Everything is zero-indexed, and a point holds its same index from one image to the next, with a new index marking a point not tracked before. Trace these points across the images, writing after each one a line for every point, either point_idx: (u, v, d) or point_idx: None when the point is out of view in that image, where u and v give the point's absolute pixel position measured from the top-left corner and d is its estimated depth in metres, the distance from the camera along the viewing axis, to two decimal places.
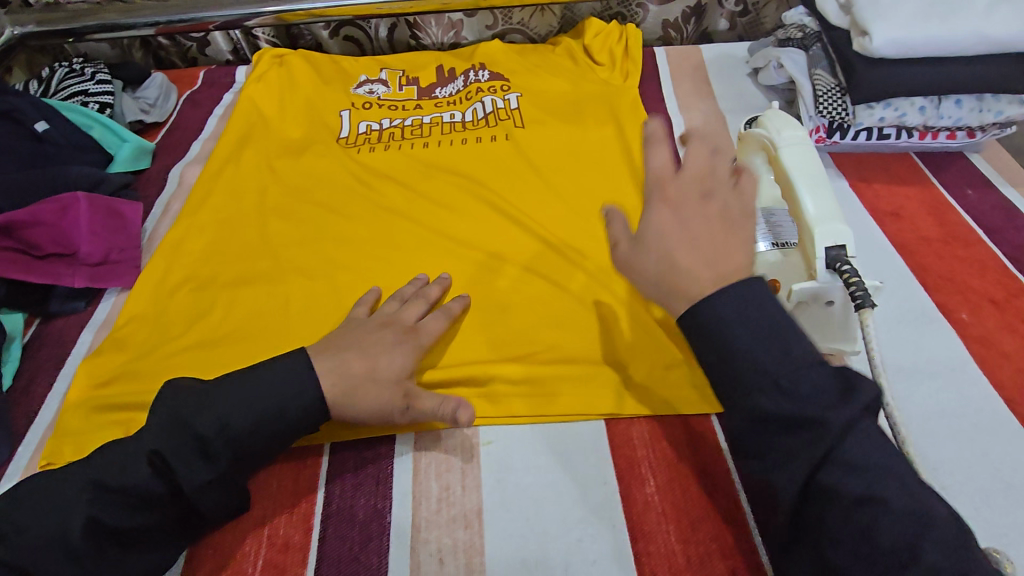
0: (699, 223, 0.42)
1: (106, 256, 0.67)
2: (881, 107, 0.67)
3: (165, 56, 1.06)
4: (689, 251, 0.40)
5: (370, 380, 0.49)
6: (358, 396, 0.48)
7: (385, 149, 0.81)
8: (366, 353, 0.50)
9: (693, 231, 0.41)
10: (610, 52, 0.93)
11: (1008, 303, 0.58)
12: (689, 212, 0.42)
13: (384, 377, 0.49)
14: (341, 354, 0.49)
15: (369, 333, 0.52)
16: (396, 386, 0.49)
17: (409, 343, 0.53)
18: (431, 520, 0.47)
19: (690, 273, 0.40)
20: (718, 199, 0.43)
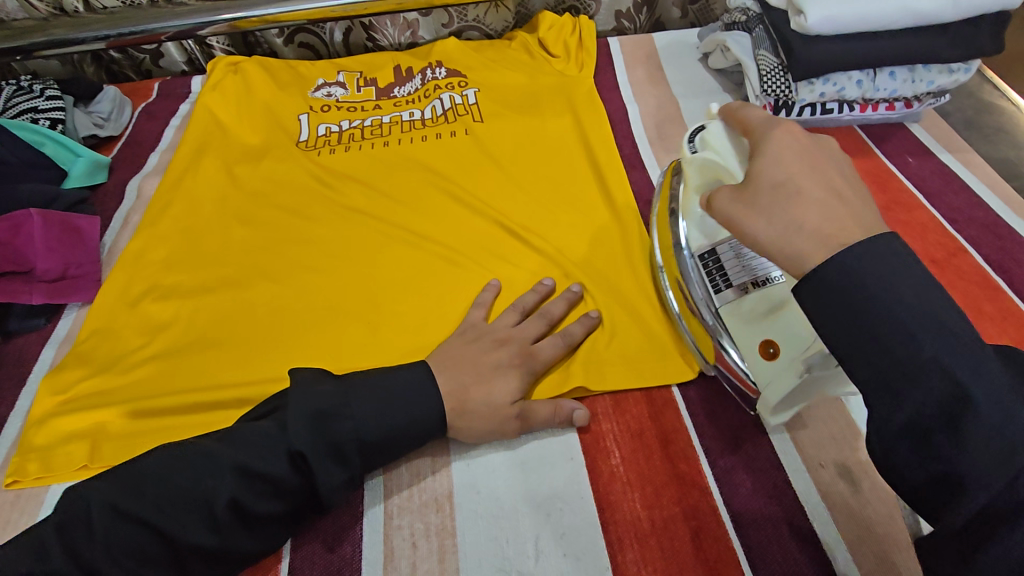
0: (834, 181, 0.37)
1: (65, 271, 0.66)
2: (820, 83, 0.69)
3: (118, 71, 1.05)
4: (814, 194, 0.36)
5: (489, 409, 0.49)
6: (472, 418, 0.48)
7: (345, 151, 0.82)
8: (483, 377, 0.50)
9: (827, 183, 0.37)
10: (565, 44, 0.95)
11: (948, 262, 0.61)
12: (824, 168, 0.38)
13: (502, 405, 0.49)
14: (458, 376, 0.49)
15: (485, 352, 0.52)
16: (513, 412, 0.49)
17: (525, 368, 0.52)
18: (403, 506, 0.48)
19: (815, 211, 0.36)
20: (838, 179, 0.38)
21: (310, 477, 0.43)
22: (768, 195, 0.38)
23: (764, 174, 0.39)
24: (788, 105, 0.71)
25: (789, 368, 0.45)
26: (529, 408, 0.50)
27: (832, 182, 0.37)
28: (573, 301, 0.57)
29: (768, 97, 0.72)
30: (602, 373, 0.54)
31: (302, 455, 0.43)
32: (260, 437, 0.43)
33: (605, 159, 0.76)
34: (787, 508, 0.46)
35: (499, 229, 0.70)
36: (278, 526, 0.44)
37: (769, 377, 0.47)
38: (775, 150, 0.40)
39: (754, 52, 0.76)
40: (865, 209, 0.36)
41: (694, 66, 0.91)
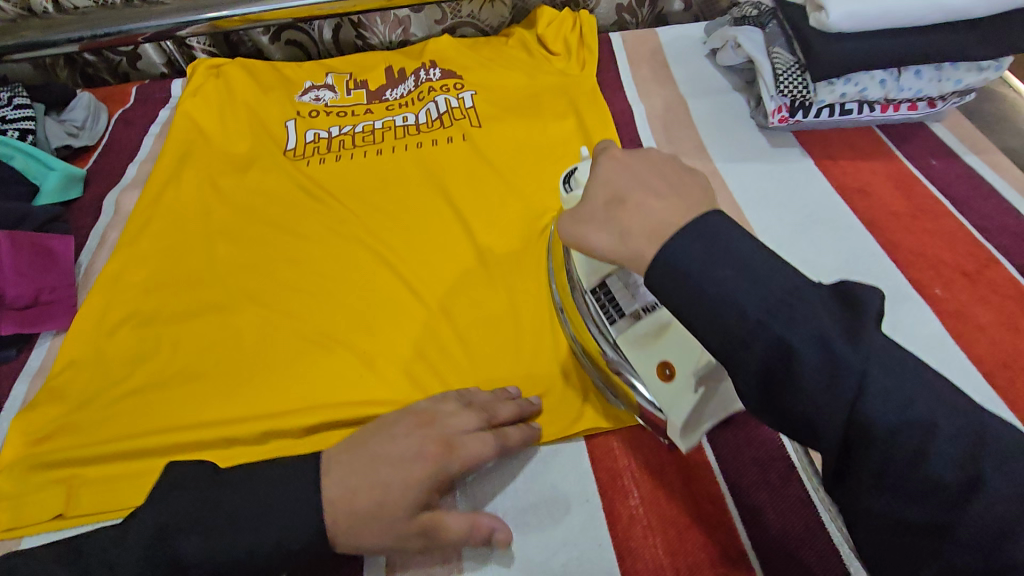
0: (654, 181, 0.39)
1: (36, 297, 0.61)
2: (842, 83, 0.66)
3: (93, 74, 0.99)
4: (639, 197, 0.38)
5: (381, 523, 0.40)
6: (365, 530, 0.40)
7: (336, 159, 0.77)
8: (384, 480, 0.40)
9: (646, 186, 0.39)
10: (565, 41, 0.90)
11: (980, 274, 0.58)
12: (647, 173, 0.40)
13: (397, 518, 0.40)
14: (348, 479, 0.40)
15: (400, 445, 0.42)
16: (413, 526, 0.40)
17: (443, 476, 0.42)
18: (405, 557, 0.44)
19: (640, 215, 0.37)
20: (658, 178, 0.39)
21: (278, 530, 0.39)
22: (599, 213, 0.40)
23: (595, 197, 0.41)
24: (805, 106, 0.68)
25: (683, 389, 0.43)
26: (440, 528, 0.41)
27: (658, 182, 0.39)
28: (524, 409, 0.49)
29: (784, 97, 0.68)
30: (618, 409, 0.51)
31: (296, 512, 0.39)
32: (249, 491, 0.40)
33: None
34: (824, 554, 0.43)
35: (503, 247, 0.66)
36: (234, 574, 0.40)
37: (668, 400, 0.43)
38: (605, 170, 0.41)
39: (768, 50, 0.71)
40: (690, 193, 0.37)
41: (701, 62, 0.87)
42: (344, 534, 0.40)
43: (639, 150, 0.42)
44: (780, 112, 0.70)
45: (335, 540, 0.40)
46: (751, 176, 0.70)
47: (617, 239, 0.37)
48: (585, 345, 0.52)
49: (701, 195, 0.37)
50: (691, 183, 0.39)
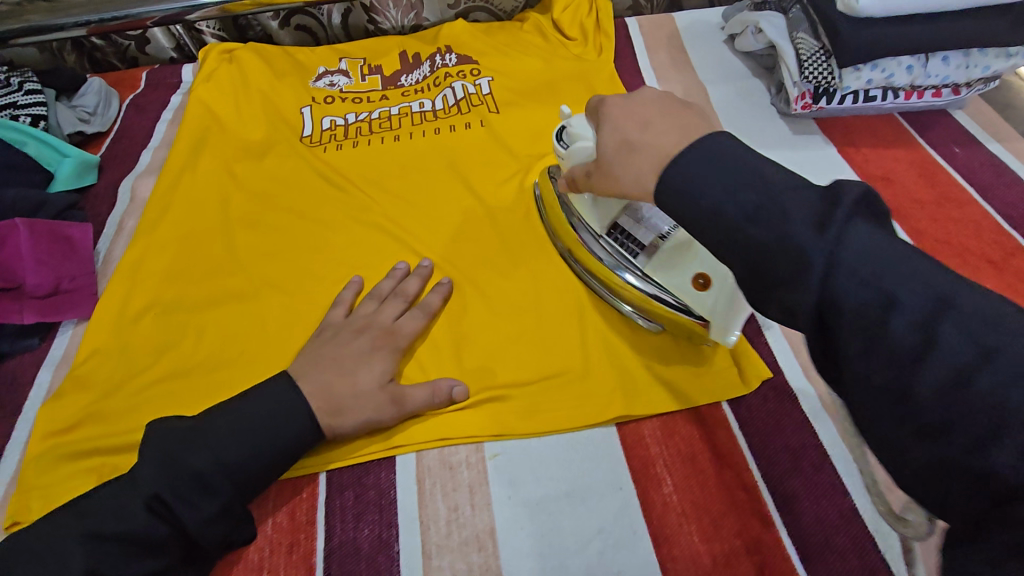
0: (659, 115, 0.40)
1: (57, 286, 0.61)
2: (868, 69, 0.65)
3: (101, 58, 0.97)
4: (648, 131, 0.39)
5: (359, 398, 0.48)
6: (346, 413, 0.47)
7: (353, 146, 0.77)
8: (348, 366, 0.49)
9: (651, 120, 0.40)
10: (581, 26, 0.89)
11: (1006, 263, 0.58)
12: (648, 116, 0.40)
13: (369, 392, 0.48)
14: (320, 374, 0.48)
15: (346, 343, 0.51)
16: (384, 395, 0.49)
17: (389, 347, 0.52)
18: (442, 545, 0.45)
19: (651, 148, 0.38)
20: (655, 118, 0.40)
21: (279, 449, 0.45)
22: (613, 159, 0.41)
23: (608, 147, 0.42)
24: (830, 92, 0.68)
25: (722, 290, 0.48)
26: (404, 392, 0.49)
27: (662, 115, 0.40)
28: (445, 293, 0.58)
29: (808, 83, 0.68)
30: (657, 395, 0.51)
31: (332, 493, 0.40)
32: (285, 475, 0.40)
33: None
34: (856, 540, 0.43)
35: (527, 233, 0.66)
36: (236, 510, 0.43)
37: (707, 306, 0.48)
38: (608, 118, 0.43)
39: (791, 35, 0.71)
40: (695, 119, 0.39)
41: (719, 47, 0.86)
42: (332, 420, 0.47)
43: (635, 94, 0.44)
44: (803, 99, 0.69)
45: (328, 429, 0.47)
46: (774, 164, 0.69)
47: (635, 178, 0.39)
48: (606, 280, 0.56)
49: (705, 120, 0.39)
50: (692, 110, 0.40)
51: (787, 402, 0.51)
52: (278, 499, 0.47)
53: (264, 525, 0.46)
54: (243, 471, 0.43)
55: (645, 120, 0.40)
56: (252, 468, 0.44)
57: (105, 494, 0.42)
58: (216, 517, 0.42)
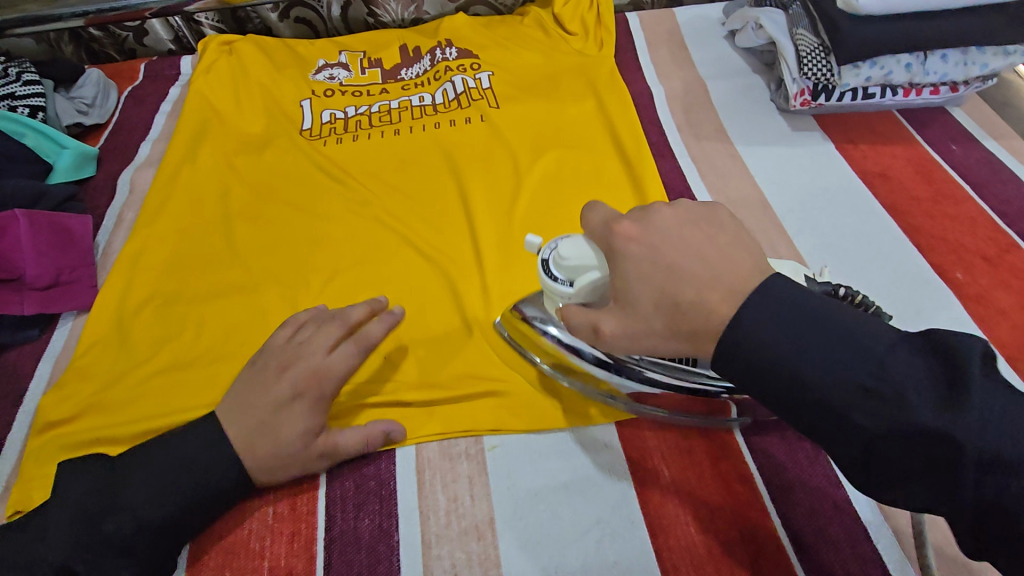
0: (684, 257, 0.35)
1: (56, 278, 0.61)
2: (867, 66, 0.65)
3: (99, 49, 0.96)
4: (691, 283, 0.34)
5: (286, 453, 0.46)
6: (275, 467, 0.46)
7: (353, 140, 0.77)
8: (266, 423, 0.46)
9: (684, 266, 0.35)
10: (582, 20, 0.89)
11: (1001, 259, 0.58)
12: (676, 261, 0.35)
13: (293, 447, 0.46)
14: (241, 429, 0.45)
15: (268, 393, 0.46)
16: (310, 452, 0.46)
17: (313, 396, 0.47)
18: (442, 535, 0.45)
19: (702, 307, 0.34)
20: (684, 268, 0.35)
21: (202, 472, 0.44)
22: (653, 315, 0.36)
23: (640, 298, 0.36)
24: (828, 90, 0.68)
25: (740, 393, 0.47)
26: (336, 441, 0.47)
27: (693, 255, 0.35)
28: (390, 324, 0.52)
29: (807, 80, 0.68)
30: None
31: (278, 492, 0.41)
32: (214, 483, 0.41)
33: (632, 148, 0.71)
34: (850, 530, 0.44)
35: (528, 229, 0.66)
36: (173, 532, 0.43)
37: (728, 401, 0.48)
38: (629, 258, 0.37)
39: (791, 32, 0.71)
40: (733, 252, 0.35)
41: (719, 44, 0.86)
42: (259, 469, 0.45)
43: (646, 217, 0.38)
44: (802, 96, 0.70)
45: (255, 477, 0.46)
46: (772, 160, 0.69)
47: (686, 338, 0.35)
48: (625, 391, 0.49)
49: (741, 247, 0.36)
50: (720, 232, 0.37)
51: None
52: (278, 491, 0.48)
53: (265, 514, 0.47)
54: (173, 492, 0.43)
55: (679, 264, 0.35)
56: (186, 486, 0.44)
57: None
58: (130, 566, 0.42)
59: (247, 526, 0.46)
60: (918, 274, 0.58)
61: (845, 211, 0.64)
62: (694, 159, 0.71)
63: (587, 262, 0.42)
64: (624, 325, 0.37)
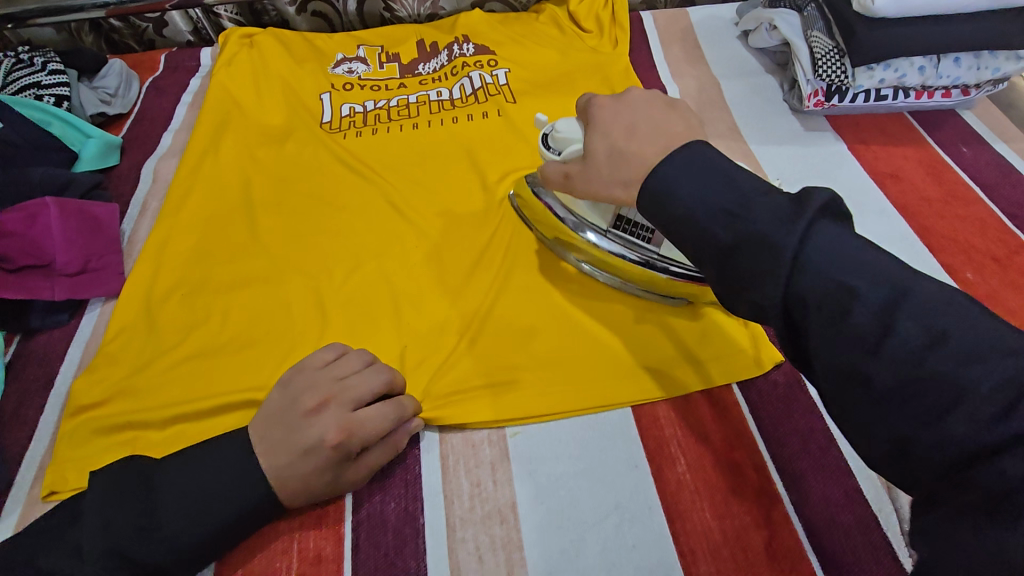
0: (642, 121, 0.44)
1: (85, 265, 0.62)
2: (881, 69, 0.67)
3: (119, 39, 0.97)
4: (637, 137, 0.43)
5: (324, 483, 0.46)
6: (308, 499, 0.46)
7: (372, 133, 0.78)
8: (295, 465, 0.44)
9: (638, 125, 0.44)
10: (597, 18, 0.90)
11: (1010, 261, 0.60)
12: (635, 124, 0.44)
13: (320, 481, 0.45)
14: (272, 472, 0.44)
15: (293, 441, 0.45)
16: (340, 475, 0.46)
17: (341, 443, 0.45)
18: (465, 518, 0.47)
19: (637, 151, 0.42)
20: (638, 129, 0.43)
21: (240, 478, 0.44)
22: (603, 163, 0.44)
23: (599, 148, 0.45)
24: (842, 91, 0.70)
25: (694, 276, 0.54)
26: (364, 465, 0.47)
27: (649, 119, 0.44)
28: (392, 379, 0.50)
29: (822, 82, 0.70)
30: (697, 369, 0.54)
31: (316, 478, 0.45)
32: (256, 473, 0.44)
33: None
34: (861, 518, 0.46)
35: None
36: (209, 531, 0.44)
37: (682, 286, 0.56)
38: (597, 120, 0.46)
39: (806, 33, 0.72)
40: (678, 124, 0.43)
41: (733, 43, 0.87)
42: (294, 502, 0.46)
43: (622, 94, 0.47)
44: (816, 97, 0.71)
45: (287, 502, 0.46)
46: (786, 160, 0.71)
47: (622, 187, 0.43)
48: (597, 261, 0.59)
49: (689, 125, 0.44)
50: (676, 113, 0.45)
51: (796, 387, 0.53)
52: None
53: None
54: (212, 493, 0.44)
55: (634, 124, 0.44)
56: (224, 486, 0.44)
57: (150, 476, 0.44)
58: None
59: None
60: (927, 274, 0.59)
61: (857, 210, 0.65)
62: None
63: (574, 137, 0.52)
64: (585, 174, 0.47)
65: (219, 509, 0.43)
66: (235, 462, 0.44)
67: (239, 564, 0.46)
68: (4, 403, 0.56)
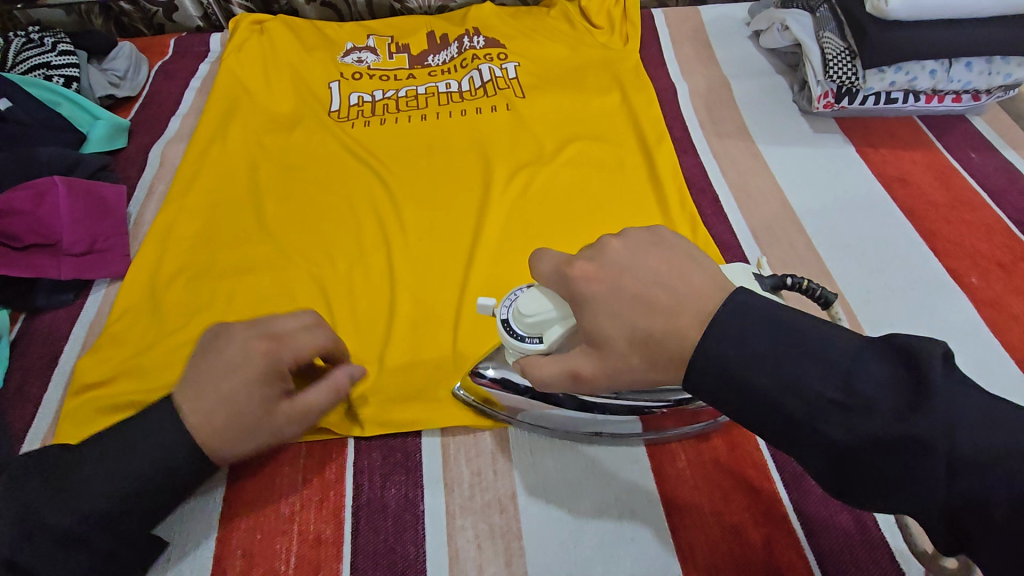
0: (648, 286, 0.36)
1: (92, 245, 0.63)
2: (893, 71, 0.67)
3: (128, 23, 0.97)
4: (658, 313, 0.35)
5: (258, 423, 0.42)
6: (234, 439, 0.41)
7: (380, 123, 0.78)
8: (223, 394, 0.41)
9: (647, 293, 0.36)
10: (608, 15, 0.90)
11: (1016, 266, 0.60)
12: (642, 288, 0.36)
13: (250, 419, 0.41)
14: (198, 403, 0.41)
15: (221, 365, 0.41)
16: (273, 412, 0.42)
17: (272, 363, 0.42)
18: (465, 506, 0.47)
19: (671, 338, 0.34)
20: (648, 300, 0.35)
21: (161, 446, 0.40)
22: (630, 351, 0.36)
23: (612, 335, 0.36)
24: (852, 93, 0.70)
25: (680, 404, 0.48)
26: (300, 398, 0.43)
27: (654, 282, 0.36)
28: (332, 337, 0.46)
29: (832, 83, 0.70)
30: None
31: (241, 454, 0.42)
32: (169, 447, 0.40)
33: (655, 143, 0.72)
34: (859, 518, 0.46)
35: (556, 221, 0.67)
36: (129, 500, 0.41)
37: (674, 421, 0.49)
38: (592, 297, 0.37)
39: (817, 34, 0.72)
40: (692, 272, 0.36)
41: (743, 43, 0.87)
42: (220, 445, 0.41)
43: (599, 252, 0.39)
44: (826, 98, 0.71)
45: (207, 444, 0.41)
46: (794, 161, 0.71)
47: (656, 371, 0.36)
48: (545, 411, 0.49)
49: (698, 266, 0.36)
50: (673, 252, 0.37)
51: None
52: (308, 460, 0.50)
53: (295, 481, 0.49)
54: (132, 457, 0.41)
55: (643, 293, 0.36)
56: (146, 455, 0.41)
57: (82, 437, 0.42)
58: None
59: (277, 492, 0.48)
60: (932, 279, 0.59)
61: (863, 211, 0.65)
62: (715, 156, 0.72)
63: (549, 312, 0.43)
64: (602, 367, 0.38)
65: (141, 501, 0.40)
66: (143, 457, 0.40)
67: (239, 546, 0.46)
68: (8, 380, 0.56)
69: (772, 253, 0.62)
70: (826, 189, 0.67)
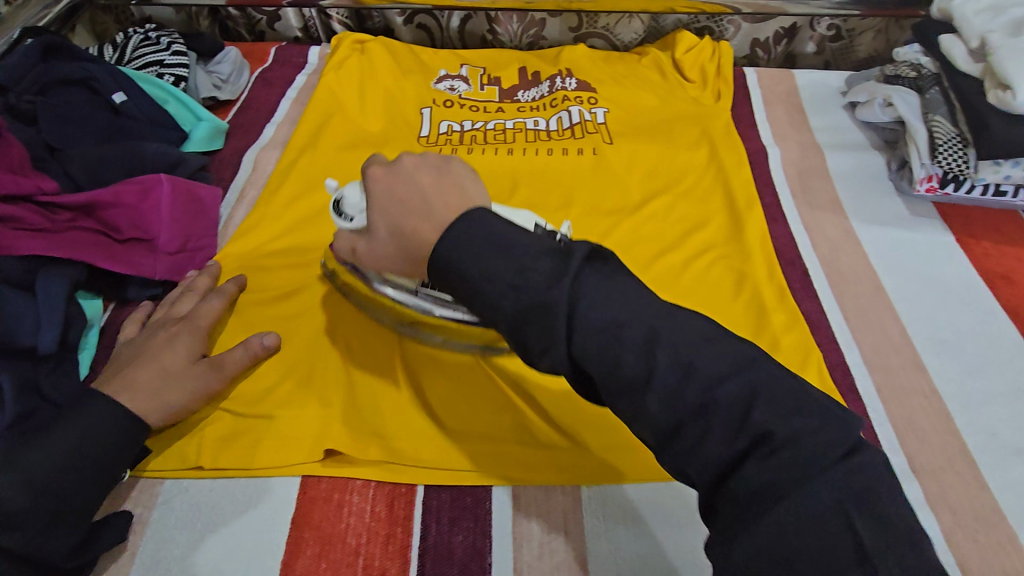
0: (415, 192, 0.40)
1: (184, 244, 0.64)
2: (1009, 165, 0.65)
3: (232, 27, 1.01)
4: (413, 215, 0.39)
5: (166, 380, 0.50)
6: (162, 395, 0.50)
7: (467, 152, 0.78)
8: (149, 358, 0.51)
9: (413, 197, 0.40)
10: (702, 69, 0.89)
11: None
12: (413, 191, 0.40)
13: (181, 369, 0.51)
14: (129, 377, 0.50)
15: (150, 342, 0.53)
16: (199, 365, 0.52)
17: (186, 331, 0.54)
18: (533, 566, 0.46)
19: (419, 239, 0.39)
20: (415, 198, 0.40)
21: (122, 429, 0.47)
22: (387, 242, 0.41)
23: (378, 227, 0.42)
24: (959, 180, 0.68)
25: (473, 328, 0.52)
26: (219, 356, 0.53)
27: (421, 190, 0.40)
28: (250, 350, 0.54)
29: (938, 168, 0.68)
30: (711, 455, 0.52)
31: (102, 438, 0.46)
32: (123, 427, 0.47)
33: (745, 207, 0.71)
34: None
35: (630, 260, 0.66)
36: (96, 476, 0.46)
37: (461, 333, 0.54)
38: (374, 196, 0.42)
39: (926, 116, 0.71)
40: (452, 193, 0.39)
41: (838, 112, 0.85)
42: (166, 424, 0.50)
43: (394, 162, 0.42)
44: (929, 182, 0.69)
45: (144, 413, 0.49)
46: (890, 242, 0.68)
47: (410, 262, 0.40)
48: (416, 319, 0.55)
49: (465, 189, 0.40)
50: (452, 177, 0.41)
51: None
52: (378, 491, 0.51)
53: (363, 512, 0.49)
54: (104, 436, 0.46)
55: (408, 199, 0.40)
56: (116, 434, 0.47)
57: (76, 414, 0.47)
58: (51, 531, 0.43)
59: (345, 522, 0.49)
60: None
61: (966, 305, 0.62)
62: (806, 227, 0.70)
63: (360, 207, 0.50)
64: (370, 251, 0.43)
65: (99, 450, 0.46)
66: (104, 412, 0.47)
67: (303, 574, 0.46)
68: (93, 368, 0.57)
69: (866, 340, 0.60)
70: (922, 276, 0.65)
